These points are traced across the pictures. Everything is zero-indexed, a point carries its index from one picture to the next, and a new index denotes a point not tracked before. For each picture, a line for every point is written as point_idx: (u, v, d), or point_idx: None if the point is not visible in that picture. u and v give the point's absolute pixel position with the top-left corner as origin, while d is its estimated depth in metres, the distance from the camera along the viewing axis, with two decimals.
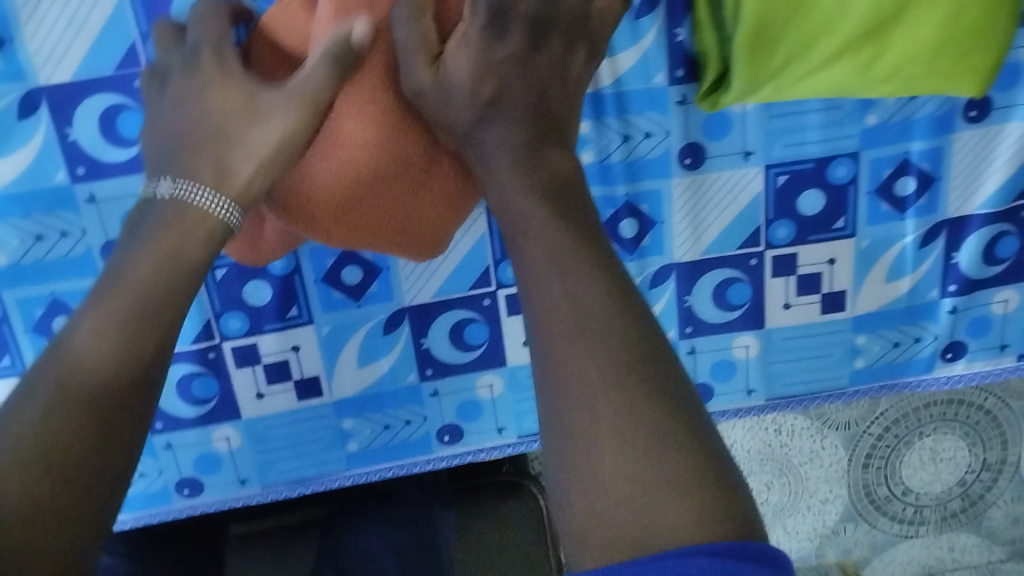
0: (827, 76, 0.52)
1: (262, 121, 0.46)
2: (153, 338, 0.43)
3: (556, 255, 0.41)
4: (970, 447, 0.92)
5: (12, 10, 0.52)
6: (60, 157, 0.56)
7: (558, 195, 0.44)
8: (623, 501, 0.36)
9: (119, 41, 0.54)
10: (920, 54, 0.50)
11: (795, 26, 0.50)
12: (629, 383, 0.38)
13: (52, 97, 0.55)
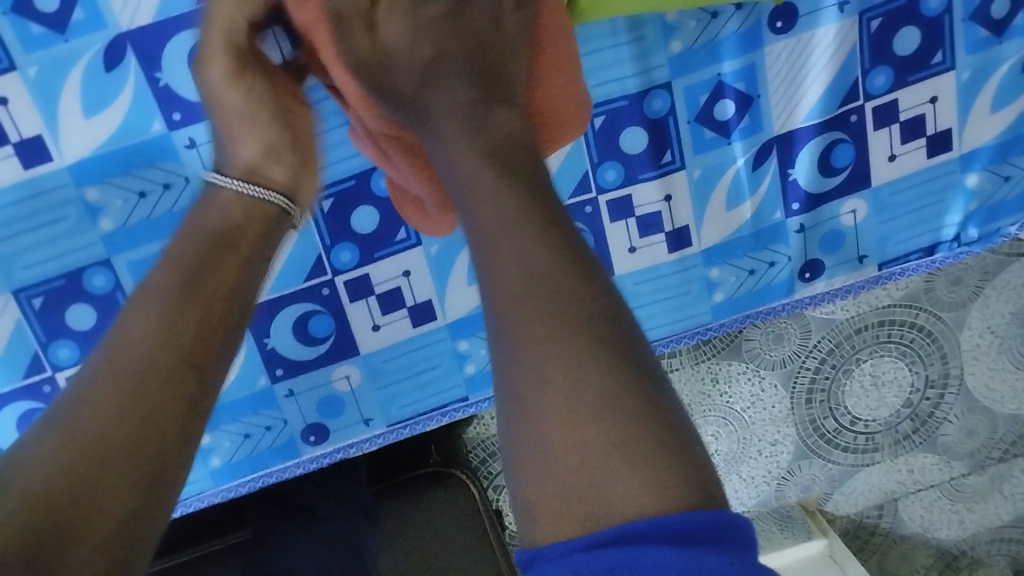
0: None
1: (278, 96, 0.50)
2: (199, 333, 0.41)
3: (502, 210, 0.39)
4: (911, 367, 0.82)
5: None
6: None
7: (500, 153, 0.42)
8: (576, 472, 0.34)
9: None
10: None
11: None
12: (575, 334, 0.36)
13: None
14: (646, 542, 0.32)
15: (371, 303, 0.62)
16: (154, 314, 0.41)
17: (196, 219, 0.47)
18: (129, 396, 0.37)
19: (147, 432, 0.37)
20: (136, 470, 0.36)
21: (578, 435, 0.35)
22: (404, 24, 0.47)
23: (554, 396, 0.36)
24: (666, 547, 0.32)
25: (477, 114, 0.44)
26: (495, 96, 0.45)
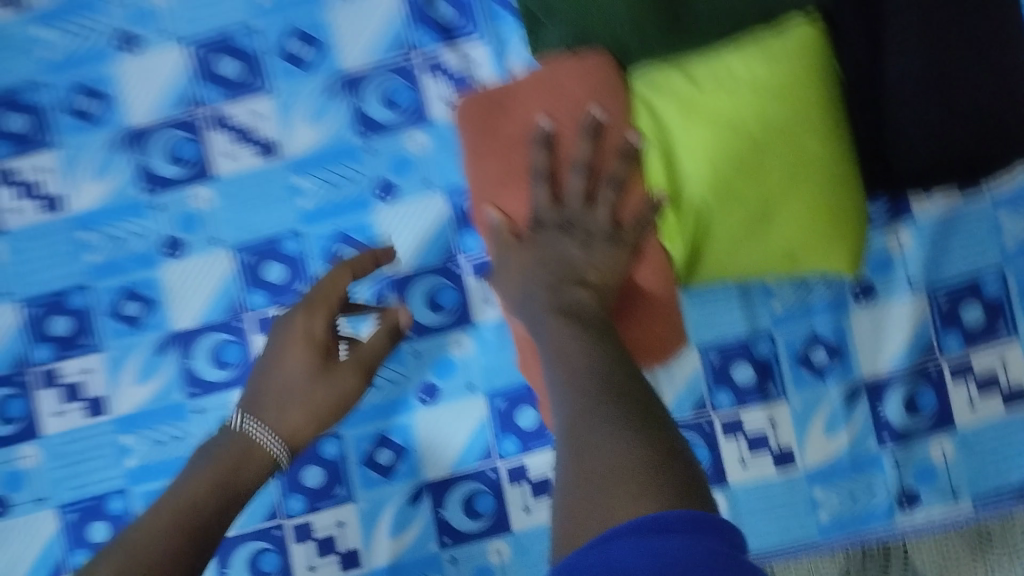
0: (748, 266, 0.73)
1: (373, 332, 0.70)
2: (251, 469, 0.63)
3: (562, 327, 0.57)
4: None
5: (159, 279, 0.78)
6: (179, 380, 0.78)
7: (561, 301, 0.61)
8: (594, 461, 0.44)
9: (224, 300, 0.78)
10: (807, 245, 0.71)
11: (734, 229, 0.71)
12: (603, 379, 0.50)
13: (180, 337, 0.78)
14: (627, 529, 0.39)
15: (525, 488, 0.78)
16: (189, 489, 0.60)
17: (210, 455, 0.63)
18: (150, 534, 0.56)
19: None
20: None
21: (589, 443, 0.45)
22: (522, 249, 0.67)
23: (589, 412, 0.47)
24: (630, 537, 0.39)
25: (559, 289, 0.63)
26: (575, 277, 0.64)
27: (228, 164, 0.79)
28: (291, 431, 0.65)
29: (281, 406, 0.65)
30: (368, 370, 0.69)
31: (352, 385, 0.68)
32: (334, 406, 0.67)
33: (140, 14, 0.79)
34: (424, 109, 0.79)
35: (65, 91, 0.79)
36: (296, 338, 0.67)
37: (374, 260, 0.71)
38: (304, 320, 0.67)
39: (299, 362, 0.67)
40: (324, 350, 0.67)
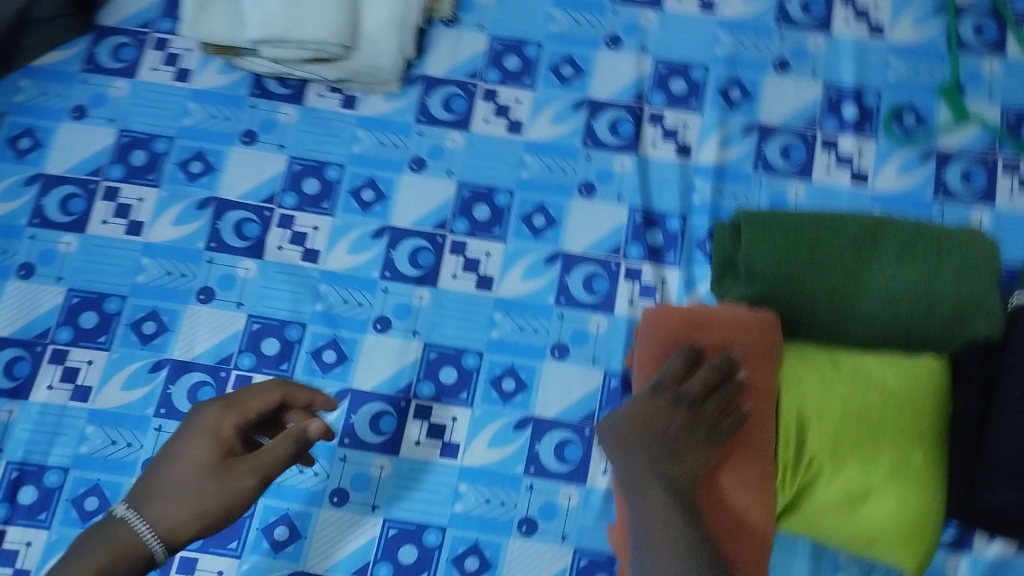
0: (826, 524, 0.86)
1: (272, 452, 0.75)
2: (128, 564, 0.70)
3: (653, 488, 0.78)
4: None
5: (360, 343, 0.94)
6: (339, 427, 0.92)
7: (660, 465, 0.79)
8: None
9: (400, 380, 0.93)
10: (884, 532, 0.84)
11: (829, 493, 0.84)
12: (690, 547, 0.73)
13: (355, 394, 0.93)
14: None
15: None
16: None
17: (98, 536, 0.71)
18: None
19: None
20: None
21: None
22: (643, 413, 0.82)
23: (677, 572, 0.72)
24: None
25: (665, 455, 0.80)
26: (676, 449, 0.80)
27: (452, 281, 0.96)
28: (172, 525, 0.72)
29: (167, 496, 0.73)
30: (263, 476, 0.75)
31: (243, 487, 0.74)
32: (223, 506, 0.73)
33: (434, 150, 1.00)
34: (615, 304, 0.96)
35: (357, 180, 0.99)
36: (202, 432, 0.75)
37: (284, 396, 0.81)
38: (215, 417, 0.76)
39: (199, 456, 0.75)
40: (224, 450, 0.75)
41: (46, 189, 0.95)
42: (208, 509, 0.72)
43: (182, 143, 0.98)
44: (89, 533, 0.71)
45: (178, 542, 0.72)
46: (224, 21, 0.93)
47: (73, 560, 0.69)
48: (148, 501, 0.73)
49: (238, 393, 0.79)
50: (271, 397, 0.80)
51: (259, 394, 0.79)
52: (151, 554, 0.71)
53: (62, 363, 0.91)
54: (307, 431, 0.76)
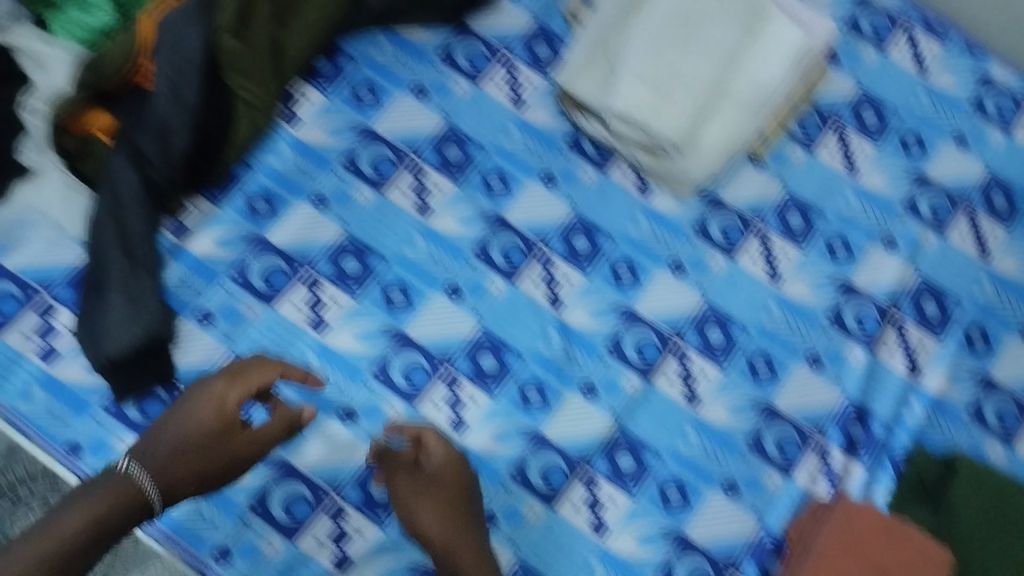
0: None
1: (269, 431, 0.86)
2: (127, 512, 0.78)
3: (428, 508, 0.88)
4: None
5: (562, 397, 0.97)
6: (513, 459, 0.94)
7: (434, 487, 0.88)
8: None
9: (584, 445, 0.95)
10: None
11: None
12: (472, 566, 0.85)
13: (540, 438, 0.95)
14: None
15: None
16: (74, 525, 0.76)
17: (101, 488, 0.78)
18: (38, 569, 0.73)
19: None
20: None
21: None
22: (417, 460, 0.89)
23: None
24: None
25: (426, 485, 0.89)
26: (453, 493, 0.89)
27: (664, 382, 0.99)
28: (164, 470, 0.80)
29: (172, 453, 0.81)
30: (261, 445, 0.85)
31: (235, 452, 0.84)
32: (220, 465, 0.83)
33: (696, 263, 1.05)
34: (795, 471, 0.98)
35: (620, 257, 1.04)
36: (208, 402, 0.83)
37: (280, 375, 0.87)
38: (222, 388, 0.84)
39: (200, 420, 0.83)
40: (226, 422, 0.83)
41: (366, 143, 1.04)
42: (196, 456, 0.82)
43: (493, 158, 1.06)
44: (103, 485, 0.78)
45: (166, 488, 0.80)
46: (595, 83, 1.01)
47: (76, 501, 0.77)
48: (155, 432, 0.82)
49: (243, 362, 0.86)
50: (270, 375, 0.86)
51: (262, 370, 0.85)
52: (147, 497, 0.79)
53: (315, 292, 0.96)
54: (299, 417, 0.87)
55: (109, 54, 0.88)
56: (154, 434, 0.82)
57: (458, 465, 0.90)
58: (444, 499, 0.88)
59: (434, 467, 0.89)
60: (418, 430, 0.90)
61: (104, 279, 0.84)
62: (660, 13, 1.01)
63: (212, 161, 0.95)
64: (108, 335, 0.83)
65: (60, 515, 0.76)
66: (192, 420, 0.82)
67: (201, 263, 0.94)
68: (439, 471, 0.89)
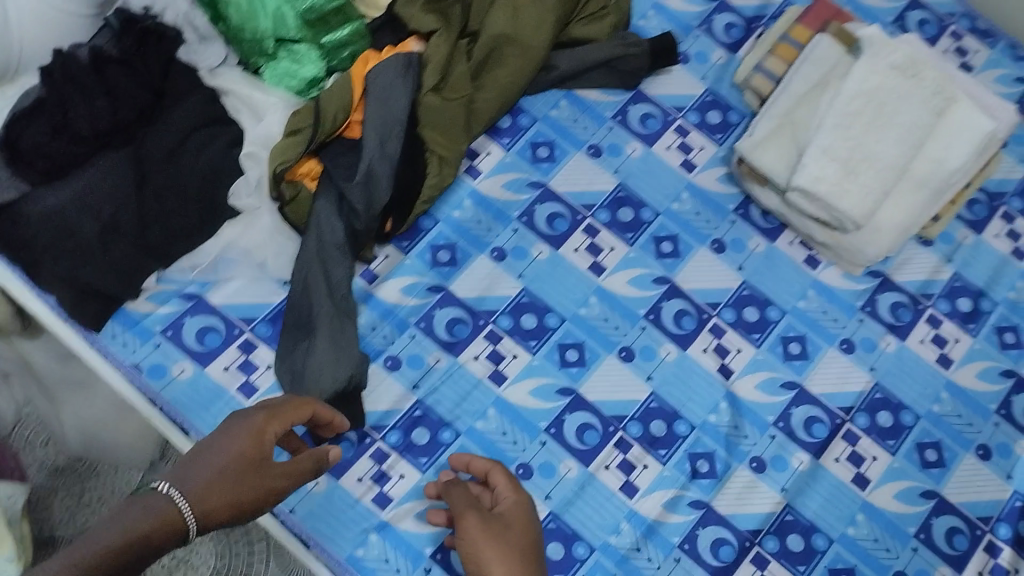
0: None
1: (304, 463, 0.76)
2: (162, 538, 0.63)
3: (480, 529, 0.79)
4: None
5: (732, 469, 0.97)
6: (684, 530, 0.94)
7: (498, 519, 0.81)
8: None
9: (753, 520, 0.96)
10: None
11: None
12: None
13: (711, 510, 0.95)
14: None
15: None
16: (101, 550, 0.59)
17: (133, 515, 0.62)
18: None
19: None
20: None
21: None
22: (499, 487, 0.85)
23: None
24: None
25: (494, 516, 0.81)
26: (512, 522, 0.81)
27: (833, 464, 0.99)
28: (210, 493, 0.66)
29: (215, 476, 0.68)
30: (287, 483, 0.74)
31: (274, 486, 0.72)
32: (257, 496, 0.70)
33: (867, 342, 1.04)
34: (965, 566, 0.97)
35: (790, 330, 1.03)
36: (251, 432, 0.72)
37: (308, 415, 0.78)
38: (265, 420, 0.73)
39: (242, 447, 0.71)
40: (267, 452, 0.72)
41: (542, 200, 1.05)
42: (240, 480, 0.69)
43: (664, 221, 1.06)
44: (125, 512, 0.63)
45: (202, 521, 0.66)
46: (781, 157, 0.99)
47: (102, 528, 0.61)
48: (186, 461, 0.68)
49: (281, 401, 0.76)
50: (304, 413, 0.77)
51: (299, 406, 0.77)
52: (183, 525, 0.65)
53: (493, 344, 0.98)
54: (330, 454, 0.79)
55: (326, 108, 0.93)
56: (189, 460, 0.69)
57: (526, 509, 0.84)
58: (517, 537, 0.80)
59: (503, 508, 0.83)
60: (488, 466, 0.87)
61: (314, 320, 0.91)
62: (849, 89, 0.98)
63: (405, 212, 0.97)
64: (314, 378, 0.89)
65: (82, 541, 0.60)
66: (231, 450, 0.70)
67: (390, 309, 0.98)
68: (510, 510, 0.83)
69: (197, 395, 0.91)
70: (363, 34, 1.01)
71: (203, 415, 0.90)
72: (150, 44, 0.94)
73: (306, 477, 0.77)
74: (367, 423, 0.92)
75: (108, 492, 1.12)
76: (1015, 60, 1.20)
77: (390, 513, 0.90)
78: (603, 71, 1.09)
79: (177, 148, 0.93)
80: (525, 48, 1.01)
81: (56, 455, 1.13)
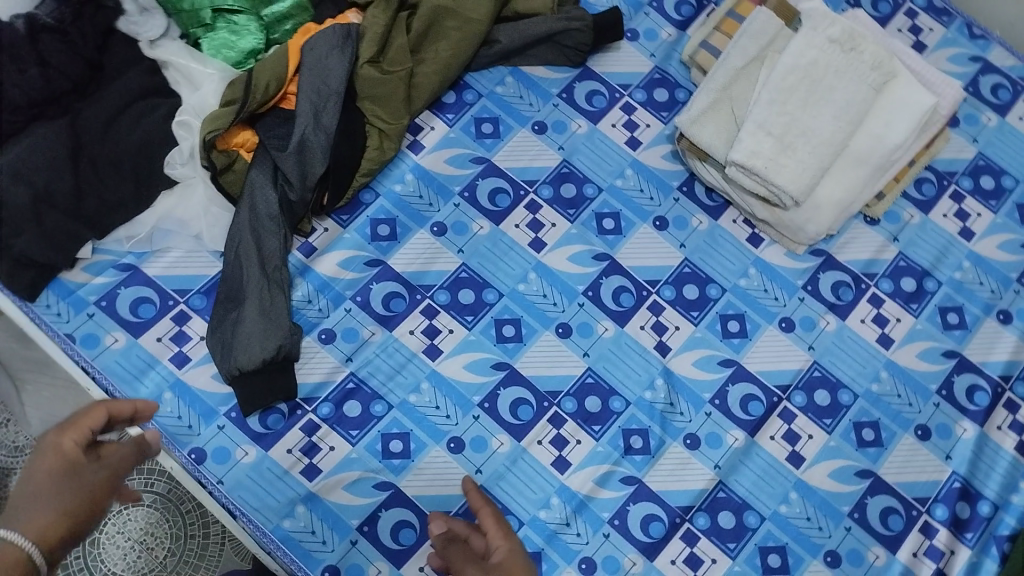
0: None
1: (120, 456, 0.69)
2: None
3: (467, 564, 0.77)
4: None
5: (665, 446, 0.98)
6: (614, 505, 0.95)
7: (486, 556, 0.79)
8: None
9: (684, 497, 0.96)
10: None
11: None
12: None
13: (643, 486, 0.96)
14: None
15: None
16: None
17: None
18: None
19: None
20: None
21: None
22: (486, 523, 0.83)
23: None
24: None
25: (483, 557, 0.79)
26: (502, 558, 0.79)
27: (767, 442, 0.99)
28: (43, 528, 0.61)
29: (33, 510, 0.62)
30: (114, 473, 0.67)
31: (101, 481, 0.66)
32: (88, 505, 0.65)
33: (807, 321, 1.04)
34: (897, 545, 0.97)
35: (729, 308, 1.03)
36: (49, 454, 0.65)
37: (108, 412, 0.69)
38: (59, 435, 0.66)
39: (47, 471, 0.64)
40: (76, 461, 0.65)
41: (485, 175, 1.05)
42: (63, 495, 0.63)
43: (606, 198, 1.06)
44: None
45: (50, 550, 0.62)
46: (718, 132, 0.98)
47: None
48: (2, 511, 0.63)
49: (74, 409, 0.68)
50: (103, 412, 0.68)
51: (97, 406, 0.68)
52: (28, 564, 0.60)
53: (429, 319, 0.99)
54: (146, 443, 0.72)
55: (258, 80, 0.92)
56: (9, 508, 0.63)
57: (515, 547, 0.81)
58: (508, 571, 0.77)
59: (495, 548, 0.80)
60: (478, 508, 0.81)
61: (243, 289, 0.91)
62: (784, 65, 0.97)
63: (343, 186, 0.97)
64: (243, 347, 0.89)
65: None
66: (34, 482, 0.63)
67: (327, 282, 0.98)
68: (506, 558, 0.77)
69: (129, 364, 0.92)
70: (304, 7, 1.00)
71: (135, 385, 0.91)
72: (86, 14, 0.93)
73: (133, 462, 0.70)
74: (298, 396, 0.94)
75: None
76: (971, 39, 1.19)
77: (318, 485, 0.91)
78: (549, 47, 1.08)
79: (113, 121, 0.94)
80: (465, 21, 1.00)
81: (18, 435, 1.11)
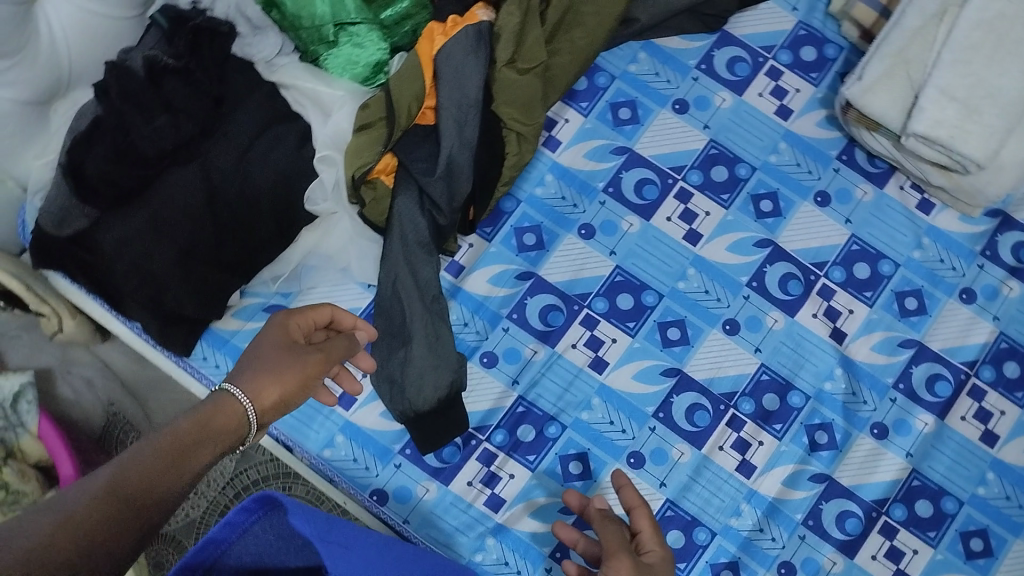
0: None
1: (340, 346, 0.69)
2: (225, 415, 0.57)
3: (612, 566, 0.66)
4: None
5: (852, 440, 0.93)
6: (806, 507, 0.91)
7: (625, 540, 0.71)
8: None
9: (879, 490, 0.92)
10: None
11: None
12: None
13: (835, 483, 0.92)
14: None
15: None
16: (160, 452, 0.51)
17: (171, 425, 0.53)
18: (116, 488, 0.47)
19: (117, 502, 0.47)
20: (155, 498, 0.49)
21: None
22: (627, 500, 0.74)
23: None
24: None
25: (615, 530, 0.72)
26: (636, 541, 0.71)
27: (959, 423, 0.94)
28: (260, 391, 0.59)
29: (259, 373, 0.60)
30: (330, 359, 0.67)
31: (316, 360, 0.65)
32: (301, 382, 0.62)
33: (989, 290, 0.97)
34: None
35: (905, 284, 0.97)
36: (273, 328, 0.65)
37: (331, 315, 0.70)
38: (283, 319, 0.67)
39: (270, 340, 0.64)
40: (294, 341, 0.65)
41: (629, 166, 0.98)
42: (285, 360, 0.62)
43: (761, 176, 0.99)
44: (182, 420, 0.54)
45: (269, 414, 0.60)
46: (892, 100, 0.92)
47: (146, 446, 0.50)
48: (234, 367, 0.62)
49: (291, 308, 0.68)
50: (326, 312, 0.70)
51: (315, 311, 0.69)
52: (245, 419, 0.58)
53: (591, 329, 0.94)
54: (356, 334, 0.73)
55: (399, 101, 0.87)
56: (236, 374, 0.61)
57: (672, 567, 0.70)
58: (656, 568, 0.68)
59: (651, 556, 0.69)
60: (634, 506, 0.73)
61: (407, 328, 0.87)
62: (967, 20, 0.88)
63: (486, 197, 0.92)
64: (414, 388, 0.86)
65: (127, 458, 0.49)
66: (258, 345, 0.64)
67: (481, 303, 0.93)
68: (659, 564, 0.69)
69: (297, 412, 0.89)
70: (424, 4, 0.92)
71: (305, 431, 0.89)
72: (203, 44, 0.84)
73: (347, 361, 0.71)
74: (470, 425, 0.90)
75: (204, 485, 1.02)
76: None
77: (503, 516, 0.88)
78: (686, 16, 1.00)
79: (244, 155, 0.83)
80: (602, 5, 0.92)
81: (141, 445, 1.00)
